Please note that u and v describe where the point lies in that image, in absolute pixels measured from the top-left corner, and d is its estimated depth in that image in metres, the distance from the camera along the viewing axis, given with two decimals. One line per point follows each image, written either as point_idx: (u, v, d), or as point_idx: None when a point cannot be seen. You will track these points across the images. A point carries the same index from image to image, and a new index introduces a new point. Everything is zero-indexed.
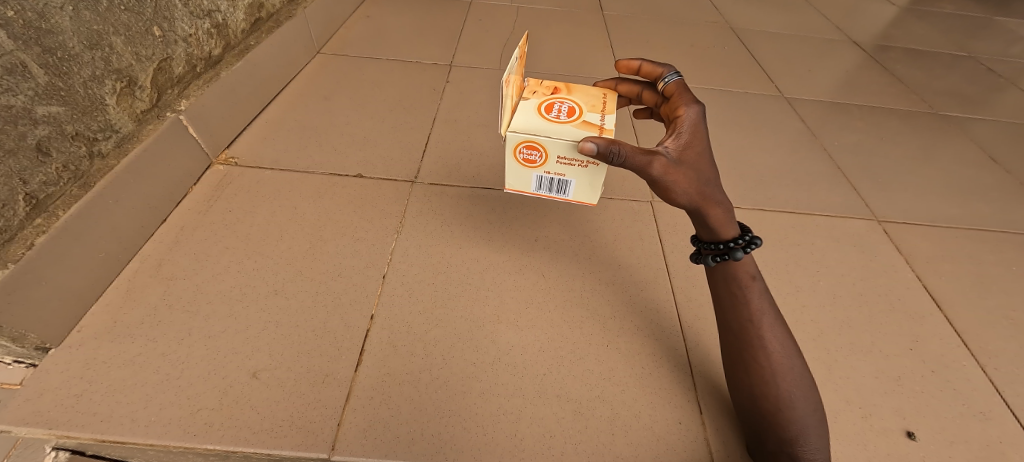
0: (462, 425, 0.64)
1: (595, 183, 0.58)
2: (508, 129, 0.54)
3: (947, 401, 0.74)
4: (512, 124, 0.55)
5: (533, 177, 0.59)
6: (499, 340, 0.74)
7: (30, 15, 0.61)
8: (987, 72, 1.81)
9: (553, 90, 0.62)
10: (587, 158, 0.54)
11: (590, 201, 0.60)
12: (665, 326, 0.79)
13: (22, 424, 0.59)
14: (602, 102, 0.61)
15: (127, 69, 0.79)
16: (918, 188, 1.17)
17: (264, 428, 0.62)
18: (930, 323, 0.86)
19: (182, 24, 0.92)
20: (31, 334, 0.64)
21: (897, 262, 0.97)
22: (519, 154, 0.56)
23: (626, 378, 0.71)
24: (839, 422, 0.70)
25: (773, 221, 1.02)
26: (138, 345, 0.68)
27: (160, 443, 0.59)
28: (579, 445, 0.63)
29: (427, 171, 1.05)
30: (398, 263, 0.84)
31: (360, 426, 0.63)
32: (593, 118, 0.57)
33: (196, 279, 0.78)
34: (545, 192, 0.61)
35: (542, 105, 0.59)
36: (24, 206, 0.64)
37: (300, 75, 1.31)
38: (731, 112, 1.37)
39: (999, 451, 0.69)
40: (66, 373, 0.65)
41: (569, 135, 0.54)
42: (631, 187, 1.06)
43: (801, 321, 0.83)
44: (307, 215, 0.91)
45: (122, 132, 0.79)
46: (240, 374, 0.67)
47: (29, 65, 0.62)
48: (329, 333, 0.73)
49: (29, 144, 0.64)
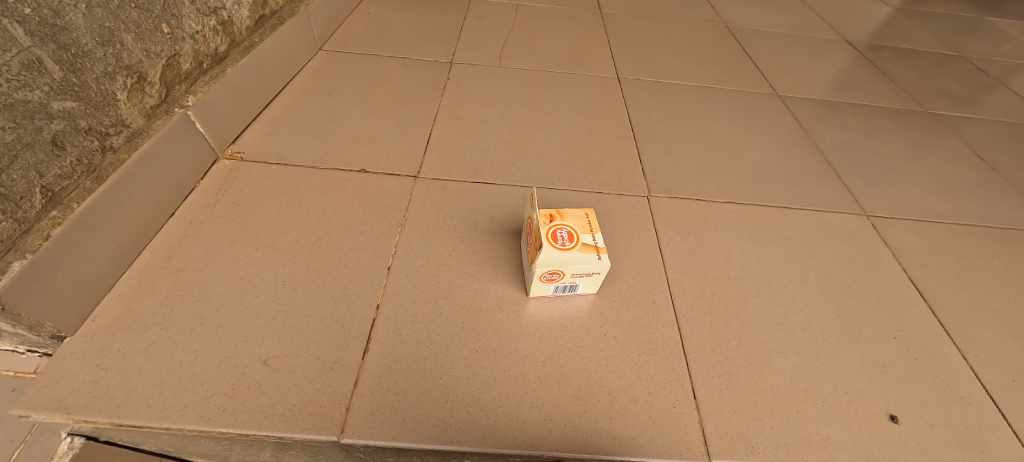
0: (466, 410, 0.67)
1: (596, 281, 0.79)
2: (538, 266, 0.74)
3: (930, 387, 0.78)
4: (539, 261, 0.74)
5: (551, 286, 0.79)
6: (502, 329, 0.77)
7: (45, 12, 0.63)
8: (976, 71, 1.85)
9: (550, 216, 0.78)
10: (595, 270, 0.76)
11: (593, 290, 0.82)
12: (660, 315, 0.82)
13: (41, 409, 0.62)
14: (588, 220, 0.80)
15: (137, 65, 0.80)
16: (907, 185, 1.21)
17: (276, 412, 0.64)
18: (915, 313, 0.89)
19: (190, 21, 0.93)
20: (47, 324, 0.66)
21: (884, 255, 1.00)
22: (545, 276, 0.76)
23: (622, 365, 0.74)
24: (827, 406, 0.73)
25: (766, 215, 1.05)
26: (151, 334, 0.71)
27: (176, 426, 0.62)
28: (579, 428, 0.66)
29: (430, 166, 1.07)
30: (402, 256, 0.86)
31: (369, 411, 0.65)
32: (588, 239, 0.77)
33: (206, 270, 0.80)
34: (557, 294, 0.81)
35: (549, 234, 0.75)
36: (40, 199, 0.66)
37: (302, 72, 1.32)
38: (726, 109, 1.40)
39: (977, 434, 0.72)
40: (81, 360, 0.67)
41: (581, 262, 0.74)
42: (628, 183, 1.09)
43: (791, 312, 0.86)
44: (313, 209, 0.93)
45: (132, 127, 0.81)
46: (251, 362, 0.69)
47: (45, 61, 0.64)
48: (337, 322, 0.75)
49: (45, 139, 0.66)
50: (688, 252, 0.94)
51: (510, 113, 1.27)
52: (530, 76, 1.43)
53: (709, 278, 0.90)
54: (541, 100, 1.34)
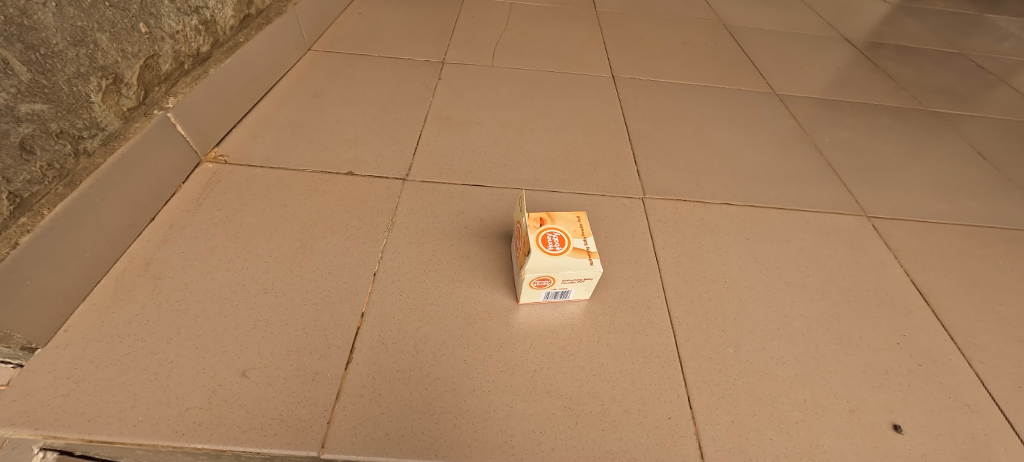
0: (453, 423, 0.64)
1: (589, 287, 0.77)
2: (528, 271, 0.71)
3: (934, 395, 0.75)
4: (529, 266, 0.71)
5: (541, 293, 0.76)
6: (491, 337, 0.74)
7: (11, 11, 0.60)
8: (977, 69, 1.83)
9: (540, 221, 0.75)
10: (587, 276, 0.73)
11: (585, 296, 0.79)
12: (655, 322, 0.80)
13: (9, 424, 0.59)
14: (580, 225, 0.77)
15: (113, 66, 0.78)
16: (908, 184, 1.18)
17: (254, 426, 0.61)
18: (917, 317, 0.87)
19: (170, 20, 0.91)
20: (15, 334, 0.63)
21: (885, 257, 0.97)
22: (534, 282, 0.73)
23: (615, 374, 0.72)
24: (827, 416, 0.70)
25: (764, 217, 1.03)
26: (126, 345, 0.68)
27: (148, 442, 0.59)
28: (570, 441, 0.64)
29: (419, 169, 1.04)
30: (389, 261, 0.84)
31: (351, 424, 0.63)
32: (580, 244, 0.74)
33: (185, 277, 0.77)
34: (549, 300, 0.79)
35: (539, 239, 0.72)
36: (8, 205, 0.64)
37: (289, 73, 1.29)
38: (723, 109, 1.38)
39: (984, 444, 0.70)
40: (53, 373, 0.64)
41: (572, 268, 0.71)
42: (623, 184, 1.07)
43: (790, 317, 0.83)
44: (298, 213, 0.90)
45: (108, 130, 0.78)
46: (229, 373, 0.66)
47: (11, 62, 0.61)
48: (319, 331, 0.73)
49: (12, 143, 0.63)
50: (684, 255, 0.91)
51: (502, 113, 1.24)
52: (523, 75, 1.41)
53: (705, 282, 0.87)
54: (534, 100, 1.31)
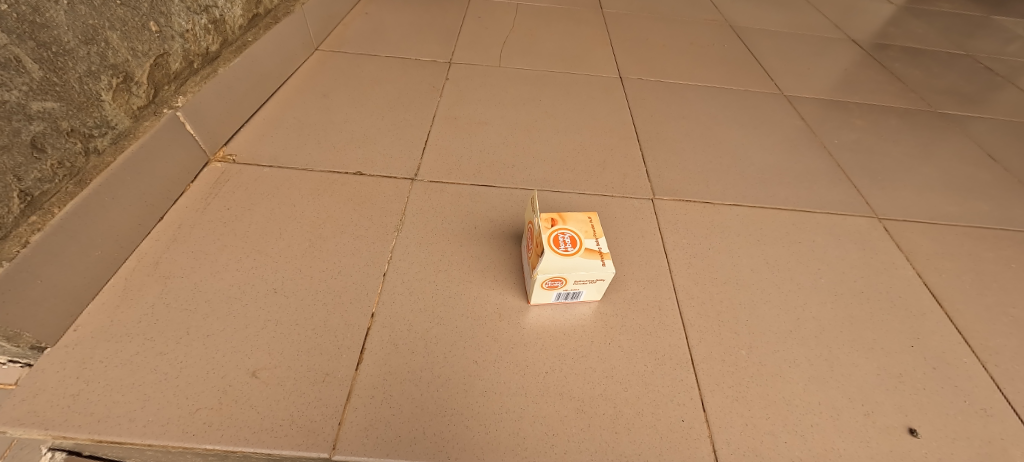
0: (464, 424, 0.64)
1: (600, 288, 0.76)
2: (540, 271, 0.70)
3: (950, 398, 0.74)
4: (541, 267, 0.70)
5: (552, 294, 0.75)
6: (502, 338, 0.74)
7: (24, 9, 0.60)
8: (985, 71, 1.82)
9: (552, 221, 0.74)
10: (598, 277, 0.72)
11: (596, 298, 0.79)
12: (667, 323, 0.79)
13: (17, 425, 0.59)
14: (591, 226, 0.76)
15: (123, 65, 0.78)
16: (918, 186, 1.18)
17: (264, 427, 0.61)
18: (931, 320, 0.86)
19: (179, 19, 0.91)
20: (25, 334, 0.63)
21: (897, 259, 0.97)
22: (546, 283, 0.72)
23: (628, 376, 0.71)
24: (842, 419, 0.70)
25: (774, 218, 1.02)
26: (135, 345, 0.68)
27: (159, 442, 0.58)
28: (582, 444, 0.63)
29: (427, 169, 1.04)
30: (398, 262, 0.83)
31: (362, 425, 0.62)
32: (592, 244, 0.74)
33: (195, 277, 0.77)
34: (560, 301, 0.78)
35: (551, 240, 0.72)
36: (19, 204, 0.63)
37: (297, 73, 1.29)
38: (731, 110, 1.37)
39: (1001, 448, 0.69)
40: (61, 373, 0.64)
41: (585, 268, 0.71)
42: (632, 185, 1.06)
43: (802, 319, 0.83)
44: (306, 213, 0.90)
45: (118, 129, 0.78)
46: (240, 374, 0.66)
47: (23, 60, 0.61)
48: (330, 332, 0.72)
49: (23, 140, 0.63)
50: (695, 257, 0.91)
51: (510, 113, 1.24)
52: (529, 75, 1.41)
53: (717, 283, 0.86)
54: (541, 101, 1.31)
